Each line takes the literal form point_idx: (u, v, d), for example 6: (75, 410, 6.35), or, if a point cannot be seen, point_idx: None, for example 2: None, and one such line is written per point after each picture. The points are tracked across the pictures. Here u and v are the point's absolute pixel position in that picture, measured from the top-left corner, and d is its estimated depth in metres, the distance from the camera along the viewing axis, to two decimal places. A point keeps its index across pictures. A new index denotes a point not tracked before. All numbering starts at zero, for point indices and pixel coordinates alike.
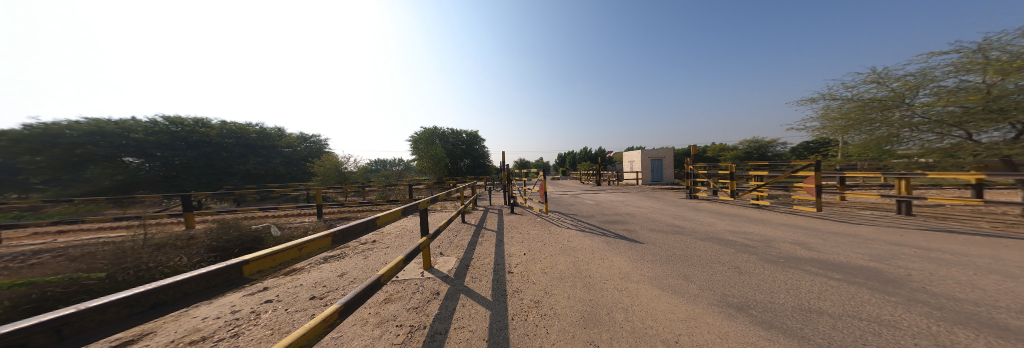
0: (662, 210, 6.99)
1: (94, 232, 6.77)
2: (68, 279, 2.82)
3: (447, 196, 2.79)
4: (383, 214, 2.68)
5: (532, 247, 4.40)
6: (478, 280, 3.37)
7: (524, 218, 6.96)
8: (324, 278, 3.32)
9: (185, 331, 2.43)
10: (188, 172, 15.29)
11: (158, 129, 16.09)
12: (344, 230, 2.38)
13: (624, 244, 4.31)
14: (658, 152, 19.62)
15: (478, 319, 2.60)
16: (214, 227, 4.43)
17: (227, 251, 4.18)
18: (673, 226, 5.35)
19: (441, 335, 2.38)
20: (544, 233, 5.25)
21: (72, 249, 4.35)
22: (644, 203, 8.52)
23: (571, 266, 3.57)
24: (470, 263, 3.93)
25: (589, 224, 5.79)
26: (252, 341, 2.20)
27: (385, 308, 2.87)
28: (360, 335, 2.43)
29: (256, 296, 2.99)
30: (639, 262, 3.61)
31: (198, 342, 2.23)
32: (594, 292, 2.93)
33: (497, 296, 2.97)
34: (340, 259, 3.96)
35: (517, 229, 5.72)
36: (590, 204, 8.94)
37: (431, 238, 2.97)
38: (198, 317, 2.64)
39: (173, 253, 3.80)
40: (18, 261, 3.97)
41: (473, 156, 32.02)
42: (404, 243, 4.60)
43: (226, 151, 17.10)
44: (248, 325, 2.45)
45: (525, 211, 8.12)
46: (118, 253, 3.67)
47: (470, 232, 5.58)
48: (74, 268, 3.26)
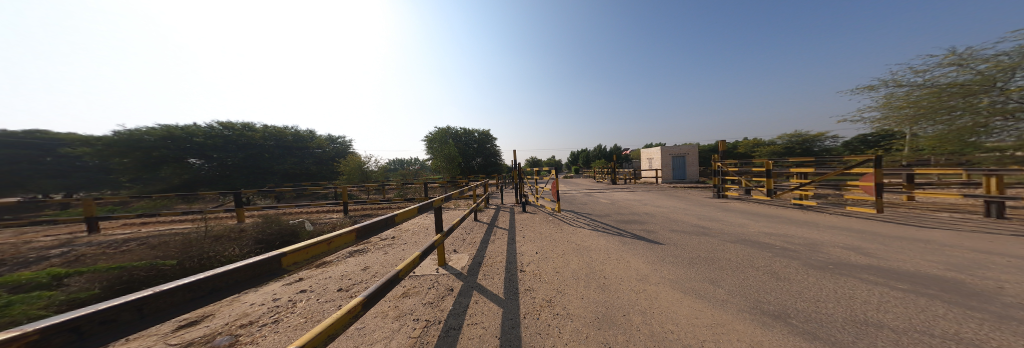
0: (685, 210, 6.54)
1: (168, 224, 7.91)
2: (150, 265, 3.36)
3: (460, 194, 2.88)
4: (401, 211, 2.83)
5: (545, 246, 4.36)
6: (490, 277, 3.42)
7: (536, 217, 6.90)
8: (349, 271, 3.58)
9: (237, 315, 2.76)
10: (237, 172, 17.36)
11: (215, 133, 18.37)
12: (367, 226, 2.56)
13: (642, 244, 4.10)
14: (682, 148, 18.42)
15: (491, 316, 2.64)
16: (260, 221, 4.96)
17: (270, 243, 4.62)
18: (698, 227, 5.00)
19: (455, 330, 2.46)
20: (556, 232, 5.16)
21: (151, 239, 5.11)
22: (664, 203, 8.02)
23: (585, 266, 3.48)
24: (483, 260, 4.00)
25: (605, 223, 5.59)
26: (289, 328, 2.45)
27: (403, 302, 3.01)
28: (381, 327, 2.59)
29: (293, 286, 3.31)
30: (659, 264, 3.41)
31: (246, 326, 2.52)
32: (609, 293, 2.83)
33: (509, 294, 2.99)
34: (363, 254, 4.24)
35: (529, 228, 5.69)
36: (604, 203, 8.64)
37: (445, 235, 3.07)
38: (246, 302, 2.98)
39: (228, 244, 4.32)
40: (114, 247, 4.80)
41: (485, 155, 32.43)
42: (420, 240, 4.82)
43: (268, 153, 19.06)
44: (287, 312, 2.73)
45: (537, 210, 8.06)
46: (186, 243, 4.28)
47: (482, 230, 5.66)
48: (155, 256, 3.85)
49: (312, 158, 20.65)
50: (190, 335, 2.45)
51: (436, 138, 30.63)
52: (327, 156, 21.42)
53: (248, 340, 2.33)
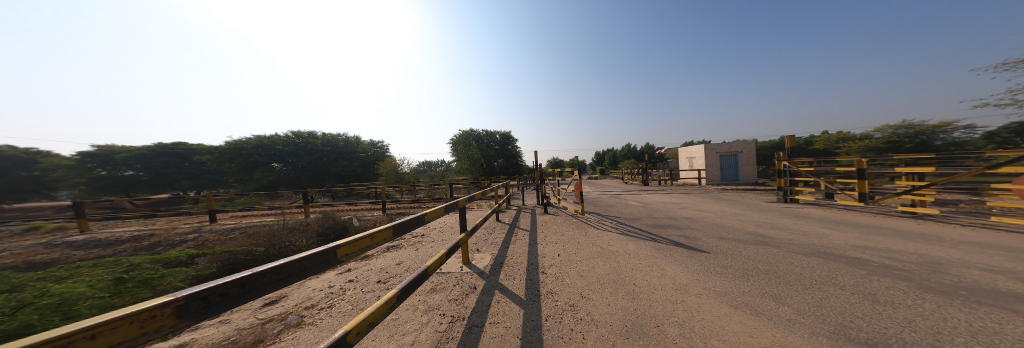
0: (734, 215, 5.66)
1: (256, 216, 9.82)
2: (246, 251, 4.27)
3: (483, 195, 3.03)
4: (430, 211, 3.08)
5: (568, 249, 4.22)
6: (512, 278, 3.44)
7: (558, 218, 6.72)
8: (387, 265, 3.98)
9: (303, 297, 3.28)
10: (305, 175, 20.89)
11: (288, 141, 22.44)
12: (401, 224, 2.83)
13: (681, 252, 3.65)
14: (733, 145, 16.10)
15: (512, 316, 2.64)
16: (321, 217, 5.89)
17: (328, 236, 5.49)
18: (754, 235, 4.26)
19: (478, 328, 2.53)
20: (580, 234, 4.96)
21: (246, 229, 6.45)
22: (708, 206, 7.05)
23: (612, 271, 3.27)
24: (504, 261, 4.04)
25: (636, 227, 5.15)
26: (340, 313, 2.83)
27: (431, 296, 3.22)
28: (412, 319, 2.81)
29: (344, 275, 3.80)
30: (701, 274, 3.00)
31: (309, 309, 2.98)
32: (639, 300, 2.61)
33: (531, 296, 2.96)
34: (398, 249, 4.67)
35: (551, 229, 5.56)
36: (634, 205, 7.99)
37: (469, 235, 3.22)
38: (310, 287, 3.53)
39: (299, 235, 5.25)
40: (223, 234, 6.18)
41: (507, 156, 32.89)
42: (447, 238, 5.11)
43: (326, 157, 22.45)
44: (339, 298, 3.15)
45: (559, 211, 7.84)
46: (269, 233, 5.30)
47: (504, 230, 5.73)
48: (251, 243, 4.90)
49: (358, 161, 23.50)
50: (271, 312, 2.99)
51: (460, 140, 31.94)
52: (370, 159, 24.17)
53: (312, 321, 2.76)
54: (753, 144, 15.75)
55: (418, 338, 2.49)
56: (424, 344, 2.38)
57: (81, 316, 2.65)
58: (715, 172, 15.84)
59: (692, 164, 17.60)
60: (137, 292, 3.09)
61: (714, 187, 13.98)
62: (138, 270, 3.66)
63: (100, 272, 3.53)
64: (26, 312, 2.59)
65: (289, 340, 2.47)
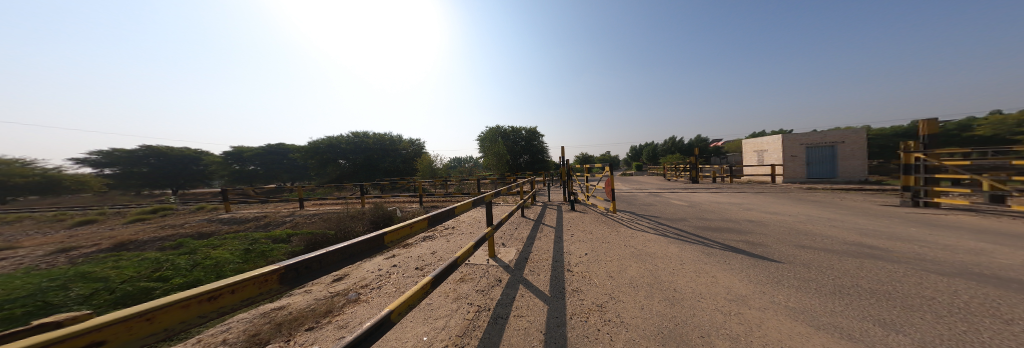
0: (822, 221, 4.51)
1: (325, 203, 12.03)
2: (322, 234, 5.27)
3: (507, 191, 3.14)
4: (459, 204, 3.31)
5: (598, 248, 4.01)
6: (537, 273, 3.42)
7: (587, 216, 6.43)
8: (424, 253, 4.38)
9: (360, 277, 3.85)
10: (362, 170, 24.68)
11: (346, 140, 26.59)
12: (434, 216, 3.11)
13: (739, 261, 3.08)
14: (826, 134, 12.78)
15: (536, 311, 2.62)
16: (372, 207, 6.82)
17: (378, 223, 6.35)
18: (851, 246, 3.30)
19: (502, 319, 2.59)
20: (611, 234, 4.67)
21: (319, 215, 7.91)
22: (780, 209, 5.79)
23: (647, 275, 3.00)
24: (529, 256, 4.04)
25: (679, 230, 4.54)
26: (386, 294, 3.23)
27: (461, 286, 3.43)
28: (444, 305, 3.03)
29: (389, 260, 4.32)
30: (766, 286, 2.48)
31: (363, 288, 3.48)
32: (680, 308, 2.29)
33: (556, 293, 2.89)
34: (432, 240, 5.08)
35: (578, 227, 5.36)
36: (678, 206, 7.09)
37: (494, 229, 3.36)
38: (364, 269, 4.12)
39: (357, 222, 6.19)
40: (303, 217, 7.72)
41: (534, 153, 32.53)
42: (475, 231, 5.37)
43: (375, 154, 25.93)
44: (385, 281, 3.60)
45: (590, 209, 7.48)
46: (336, 219, 6.41)
47: (529, 226, 5.73)
48: (325, 227, 6.04)
49: (401, 157, 26.67)
50: (337, 287, 3.62)
51: (485, 138, 32.43)
52: (410, 156, 27.13)
53: (365, 298, 3.23)
54: (858, 131, 12.23)
55: (448, 323, 2.67)
56: (453, 329, 2.55)
57: (229, 273, 3.76)
58: (799, 168, 12.82)
59: (762, 157, 14.65)
60: (257, 261, 4.15)
61: (797, 185, 11.31)
62: (256, 243, 4.90)
63: (234, 244, 4.82)
64: (199, 269, 3.77)
65: (349, 313, 2.94)
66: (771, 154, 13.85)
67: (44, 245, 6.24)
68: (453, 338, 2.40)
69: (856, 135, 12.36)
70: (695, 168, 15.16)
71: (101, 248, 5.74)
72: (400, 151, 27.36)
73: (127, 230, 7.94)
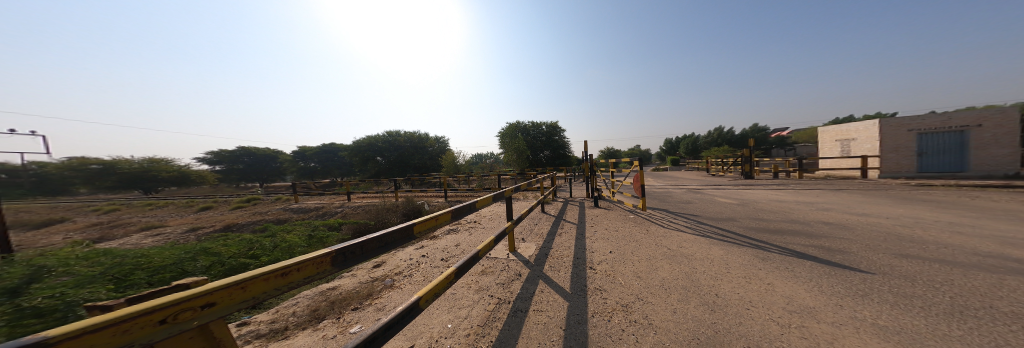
0: (910, 236, 3.70)
1: (368, 195, 13.75)
2: (365, 224, 6.00)
3: (527, 186, 3.33)
4: (480, 199, 3.46)
5: (624, 255, 4.05)
6: (557, 270, 3.67)
7: (612, 215, 6.34)
8: (449, 245, 4.61)
9: (394, 265, 4.20)
10: (396, 166, 27.12)
11: (381, 139, 29.30)
12: (457, 209, 3.25)
13: (779, 275, 2.85)
14: (953, 115, 9.95)
15: (556, 308, 2.62)
16: (404, 201, 7.46)
17: (410, 215, 6.94)
18: (932, 262, 2.84)
19: (522, 313, 2.62)
20: (634, 240, 4.63)
21: (360, 206, 9.02)
22: (851, 216, 4.91)
23: (681, 281, 2.96)
24: (549, 252, 4.37)
25: (728, 231, 4.72)
26: (416, 283, 3.47)
27: (482, 278, 3.59)
28: (466, 296, 3.16)
29: (419, 250, 4.63)
30: (840, 298, 2.25)
31: (397, 275, 3.79)
32: (721, 315, 2.12)
33: (577, 291, 2.98)
34: (456, 232, 5.31)
35: (601, 223, 5.71)
36: (720, 207, 6.40)
37: (515, 223, 3.70)
38: (398, 257, 4.49)
39: (392, 214, 6.84)
40: (349, 208, 8.88)
41: (556, 148, 31.52)
42: (496, 226, 5.52)
43: (405, 151, 28.14)
44: (415, 270, 3.87)
45: (615, 206, 7.35)
46: (375, 210, 7.20)
47: (550, 222, 6.04)
48: (366, 217, 6.84)
49: (428, 154, 28.62)
50: (376, 273, 4.01)
51: (504, 133, 31.83)
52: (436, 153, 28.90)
53: (399, 284, 3.53)
54: (1007, 110, 9.34)
55: (470, 313, 2.77)
56: (474, 319, 2.63)
57: (298, 254, 4.52)
58: (906, 159, 10.13)
59: (848, 147, 11.88)
60: (317, 245, 4.92)
61: (895, 181, 9.14)
62: (316, 230, 5.79)
63: (299, 230, 5.77)
64: (278, 250, 4.64)
65: (385, 297, 3.24)
66: (863, 143, 11.10)
67: (181, 225, 8.41)
68: (475, 327, 2.48)
69: (1006, 114, 9.36)
70: (750, 163, 13.20)
71: (216, 228, 7.50)
72: (427, 149, 29.52)
73: (233, 215, 10.22)
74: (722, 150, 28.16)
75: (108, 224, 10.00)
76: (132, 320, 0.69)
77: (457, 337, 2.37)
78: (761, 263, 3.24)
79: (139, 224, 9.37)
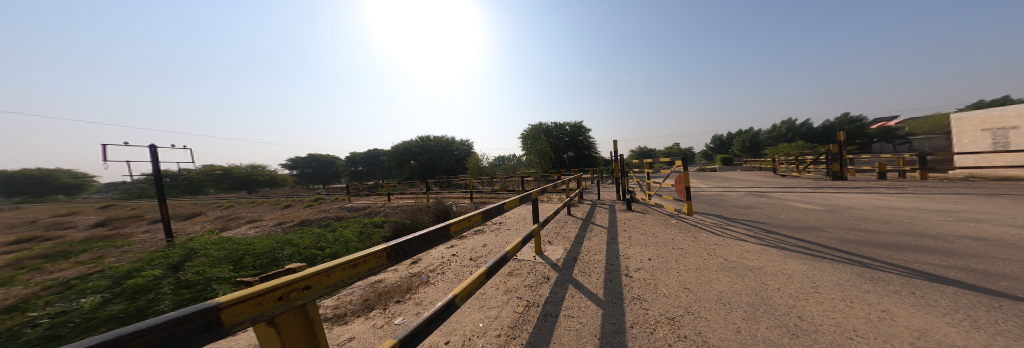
0: None
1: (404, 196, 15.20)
2: (403, 223, 6.62)
3: (553, 188, 3.25)
4: (508, 201, 3.52)
5: (666, 263, 3.63)
6: (588, 275, 3.52)
7: (649, 219, 5.76)
8: (477, 245, 4.77)
9: (429, 262, 4.47)
10: (425, 170, 29.37)
11: (411, 144, 31.75)
12: (487, 211, 3.32)
13: (888, 300, 2.22)
14: None
15: (589, 315, 2.59)
16: (434, 202, 8.00)
17: (440, 216, 7.40)
18: None
19: (552, 317, 2.63)
20: (677, 248, 4.12)
21: (396, 207, 10.01)
22: (1011, 229, 3.54)
23: (743, 298, 2.53)
24: (578, 256, 4.16)
25: (809, 243, 3.83)
26: (450, 281, 3.66)
27: (510, 280, 3.62)
28: (495, 296, 3.23)
29: (449, 249, 4.88)
30: (999, 340, 1.65)
31: (431, 273, 4.03)
32: (806, 342, 1.79)
33: (611, 298, 2.86)
34: (483, 233, 5.48)
35: (637, 228, 5.21)
36: (795, 214, 5.24)
37: (542, 225, 3.65)
38: (432, 255, 4.77)
39: (424, 213, 7.38)
40: (386, 208, 9.91)
41: (579, 149, 30.17)
42: (521, 227, 5.54)
43: (433, 156, 30.27)
44: (447, 268, 4.09)
45: (651, 210, 6.63)
46: (410, 210, 7.87)
47: (577, 225, 5.75)
48: (402, 216, 7.53)
49: (454, 158, 30.42)
50: (414, 269, 4.32)
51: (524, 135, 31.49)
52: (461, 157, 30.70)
53: (434, 281, 3.78)
54: None
55: (501, 313, 2.84)
56: (505, 320, 2.69)
57: (351, 248, 5.23)
58: None
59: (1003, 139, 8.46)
60: (366, 240, 5.63)
61: None
62: (364, 226, 6.62)
63: (351, 226, 6.66)
64: (338, 243, 5.45)
65: (422, 292, 3.51)
66: None
67: (268, 220, 10.53)
68: (505, 328, 2.54)
69: None
70: (839, 160, 10.58)
71: (292, 223, 9.20)
72: (453, 152, 31.81)
73: (303, 212, 12.35)
74: (791, 147, 23.28)
75: (226, 217, 13.16)
76: (256, 296, 0.95)
77: (489, 337, 2.43)
78: (868, 286, 2.51)
79: (244, 217, 12.04)
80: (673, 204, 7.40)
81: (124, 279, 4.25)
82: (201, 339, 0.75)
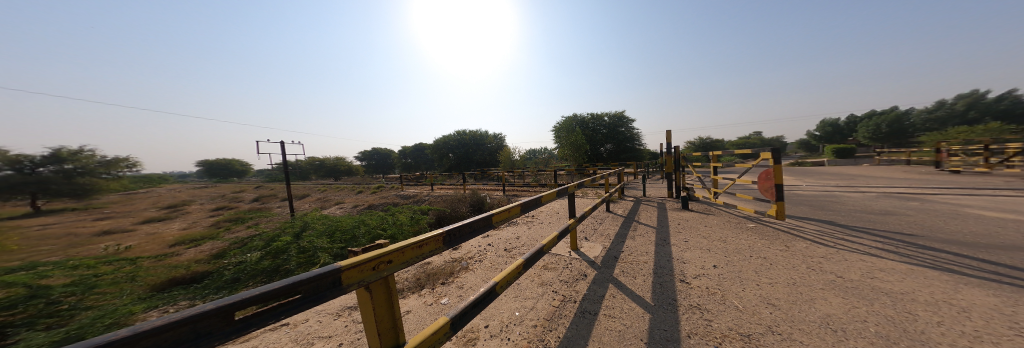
0: None
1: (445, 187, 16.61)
2: (444, 212, 7.28)
3: (591, 182, 2.97)
4: (545, 193, 3.40)
5: (739, 272, 2.96)
6: (631, 276, 3.20)
7: (716, 221, 4.78)
8: (512, 237, 4.90)
9: (469, 250, 4.77)
10: (459, 164, 31.22)
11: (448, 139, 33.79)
12: (526, 203, 3.23)
13: None
14: None
15: (633, 317, 2.36)
16: (470, 193, 8.50)
17: (476, 207, 7.84)
18: None
19: (591, 315, 2.50)
20: (754, 256, 3.32)
21: (437, 196, 11.09)
22: None
23: (865, 328, 1.86)
24: (620, 255, 3.81)
25: (996, 265, 2.58)
26: (489, 269, 3.85)
27: (544, 273, 3.57)
28: (530, 288, 3.24)
29: (487, 239, 5.12)
30: None
31: (471, 260, 4.30)
32: None
33: (662, 304, 2.53)
34: (516, 225, 5.59)
35: (697, 229, 4.42)
36: (963, 224, 3.62)
37: (579, 220, 3.46)
38: (472, 243, 5.06)
39: (462, 204, 7.92)
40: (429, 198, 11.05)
41: (619, 141, 27.13)
42: (554, 222, 5.43)
43: (467, 150, 31.76)
44: (484, 257, 4.30)
45: (719, 211, 5.48)
46: (450, 200, 8.56)
47: (617, 222, 5.25)
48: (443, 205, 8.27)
49: (485, 152, 31.44)
50: (455, 255, 4.69)
51: (557, 126, 29.72)
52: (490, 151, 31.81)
53: (473, 267, 4.04)
54: None
55: (536, 305, 2.84)
56: (541, 312, 2.68)
57: (404, 230, 6.08)
58: None
59: None
60: (416, 224, 6.47)
61: None
62: (413, 212, 7.57)
63: (403, 212, 7.72)
64: (395, 225, 6.42)
65: (462, 277, 3.80)
66: None
67: (346, 203, 13.03)
68: (542, 320, 2.53)
69: None
70: None
71: (360, 206, 11.20)
72: (485, 146, 32.76)
73: (368, 197, 14.84)
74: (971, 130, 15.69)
75: (321, 199, 16.88)
76: (360, 264, 1.22)
77: (524, 327, 2.47)
78: None
79: (332, 200, 15.21)
80: (751, 204, 5.97)
81: (271, 241, 6.12)
82: (331, 291, 1.07)
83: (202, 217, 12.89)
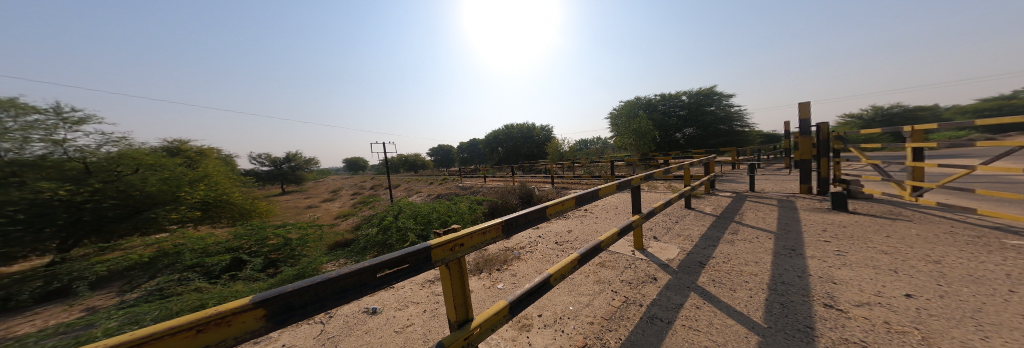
0: None
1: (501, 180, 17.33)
2: (499, 203, 7.56)
3: (663, 173, 2.29)
4: (603, 186, 2.86)
5: (966, 311, 1.72)
6: (726, 288, 2.41)
7: (911, 233, 2.97)
8: (563, 230, 4.64)
9: (521, 240, 4.78)
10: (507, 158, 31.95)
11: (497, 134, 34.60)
12: (580, 196, 2.77)
13: None
14: None
15: (731, 338, 1.73)
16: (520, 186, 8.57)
17: (528, 199, 7.82)
18: None
19: (664, 324, 2.00)
20: (1013, 292, 1.86)
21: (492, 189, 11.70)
22: None
23: None
24: (708, 261, 2.95)
25: None
26: (542, 260, 3.72)
27: (601, 270, 3.17)
28: (585, 284, 2.91)
29: (538, 230, 5.01)
30: None
31: (524, 250, 4.27)
32: None
33: (781, 327, 1.78)
34: (568, 218, 5.26)
35: (870, 242, 2.85)
36: None
37: (647, 217, 2.84)
38: (524, 234, 5.04)
39: (516, 195, 8.02)
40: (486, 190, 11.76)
41: (700, 125, 21.42)
42: (610, 216, 4.84)
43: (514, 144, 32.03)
44: (536, 248, 4.21)
45: (919, 217, 3.40)
46: (504, 191, 8.81)
47: (704, 222, 4.11)
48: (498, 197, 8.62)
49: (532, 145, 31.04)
50: (508, 244, 4.79)
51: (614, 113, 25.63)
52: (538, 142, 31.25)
53: (525, 257, 4.01)
54: None
55: (593, 302, 2.52)
56: (598, 310, 2.36)
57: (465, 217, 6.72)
58: None
59: None
60: (476, 214, 7.03)
61: None
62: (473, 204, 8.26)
63: (463, 202, 8.51)
64: (460, 212, 7.16)
65: (515, 266, 3.82)
66: None
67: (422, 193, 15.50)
68: (599, 319, 2.21)
69: None
70: None
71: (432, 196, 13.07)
72: (533, 139, 32.27)
73: (438, 188, 17.17)
74: None
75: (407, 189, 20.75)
76: (444, 244, 1.20)
77: (579, 322, 2.21)
78: None
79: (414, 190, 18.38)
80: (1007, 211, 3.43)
81: (379, 220, 8.00)
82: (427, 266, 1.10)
83: (342, 199, 18.07)
